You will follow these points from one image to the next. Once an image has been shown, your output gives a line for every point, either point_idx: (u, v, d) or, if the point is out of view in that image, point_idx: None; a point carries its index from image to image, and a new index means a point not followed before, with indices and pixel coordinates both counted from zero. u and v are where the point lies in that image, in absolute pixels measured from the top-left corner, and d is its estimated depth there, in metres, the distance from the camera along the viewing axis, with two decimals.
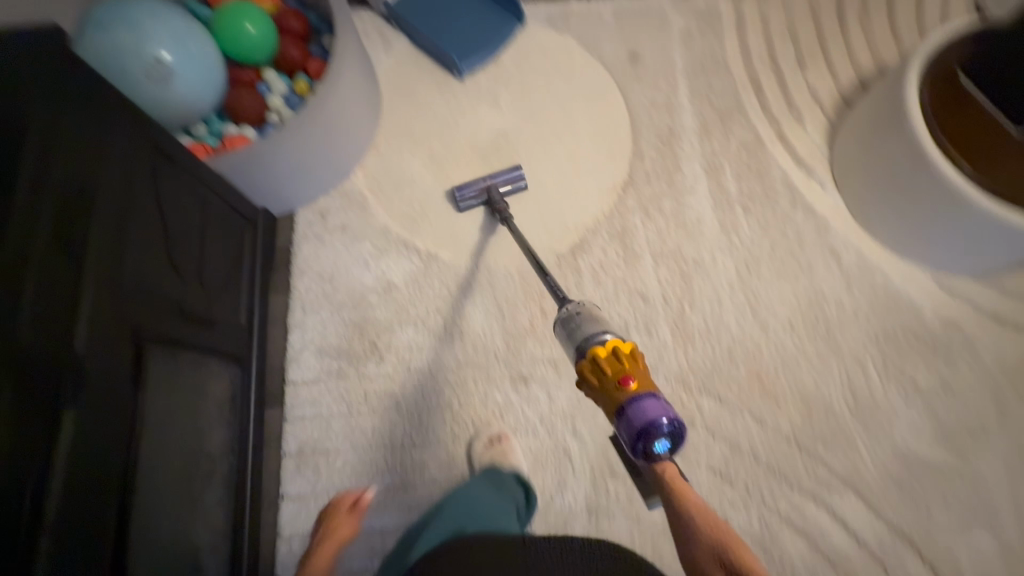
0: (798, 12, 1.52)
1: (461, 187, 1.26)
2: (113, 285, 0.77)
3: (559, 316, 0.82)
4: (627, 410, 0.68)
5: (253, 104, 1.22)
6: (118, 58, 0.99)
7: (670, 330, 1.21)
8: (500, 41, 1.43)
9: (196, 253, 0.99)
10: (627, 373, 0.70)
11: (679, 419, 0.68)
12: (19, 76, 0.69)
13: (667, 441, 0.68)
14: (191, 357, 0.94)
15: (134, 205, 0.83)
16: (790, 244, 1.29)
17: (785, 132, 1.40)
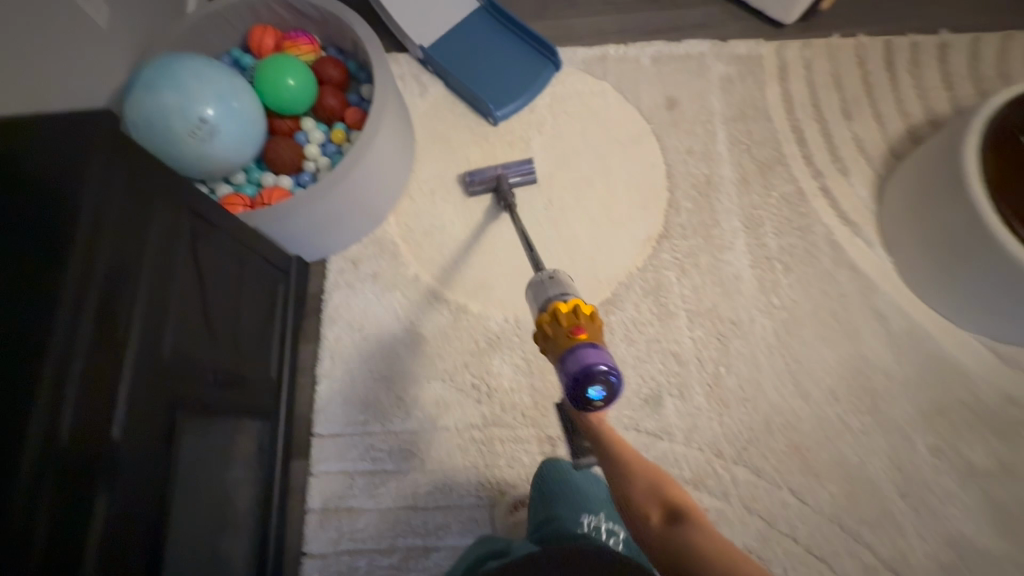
0: (844, 59, 1.47)
1: (473, 173, 1.31)
2: (150, 362, 0.78)
3: (532, 279, 0.89)
4: (569, 356, 0.76)
5: (291, 154, 1.24)
6: (164, 119, 1.01)
7: (704, 394, 1.17)
8: (536, 86, 1.41)
9: (231, 311, 1.00)
10: (578, 325, 0.79)
11: (615, 370, 0.75)
12: (74, 161, 0.70)
13: (601, 388, 0.75)
14: (220, 418, 0.95)
15: (173, 273, 0.84)
16: (833, 306, 1.23)
17: (829, 186, 1.35)
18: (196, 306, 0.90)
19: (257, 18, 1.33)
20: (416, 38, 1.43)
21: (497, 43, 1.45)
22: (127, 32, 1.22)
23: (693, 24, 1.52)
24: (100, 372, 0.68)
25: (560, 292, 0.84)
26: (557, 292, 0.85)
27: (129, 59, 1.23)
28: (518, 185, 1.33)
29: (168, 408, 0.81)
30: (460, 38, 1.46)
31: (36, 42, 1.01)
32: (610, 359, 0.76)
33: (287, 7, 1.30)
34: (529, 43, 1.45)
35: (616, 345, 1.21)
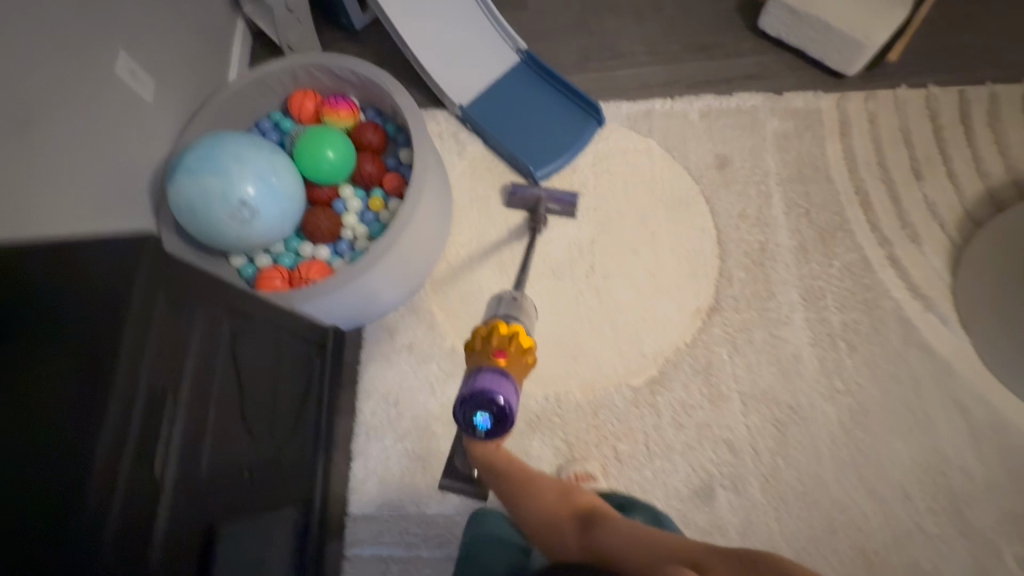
0: (913, 112, 1.36)
1: (519, 187, 1.32)
2: (188, 476, 0.75)
3: (499, 294, 1.08)
4: (480, 371, 0.89)
5: (328, 223, 1.21)
6: (206, 204, 1.01)
7: (760, 488, 1.09)
8: (578, 144, 1.36)
9: (270, 399, 0.97)
10: (502, 350, 0.91)
11: (507, 405, 0.87)
12: (119, 276, 0.68)
13: (486, 414, 0.87)
14: (258, 517, 0.91)
15: (212, 381, 0.81)
16: (905, 391, 1.13)
17: (899, 255, 1.24)
18: (235, 408, 0.87)
19: (298, 85, 1.33)
20: (455, 96, 1.40)
21: (537, 98, 1.41)
22: (172, 108, 1.23)
23: (745, 75, 1.44)
24: (134, 508, 0.63)
25: (512, 315, 1.01)
26: (506, 314, 1.01)
27: (173, 134, 1.23)
28: (556, 214, 1.33)
29: (202, 526, 0.77)
30: (499, 93, 1.42)
31: (84, 131, 1.01)
32: (511, 391, 0.88)
33: (327, 73, 1.29)
34: (570, 98, 1.41)
35: (664, 430, 1.14)
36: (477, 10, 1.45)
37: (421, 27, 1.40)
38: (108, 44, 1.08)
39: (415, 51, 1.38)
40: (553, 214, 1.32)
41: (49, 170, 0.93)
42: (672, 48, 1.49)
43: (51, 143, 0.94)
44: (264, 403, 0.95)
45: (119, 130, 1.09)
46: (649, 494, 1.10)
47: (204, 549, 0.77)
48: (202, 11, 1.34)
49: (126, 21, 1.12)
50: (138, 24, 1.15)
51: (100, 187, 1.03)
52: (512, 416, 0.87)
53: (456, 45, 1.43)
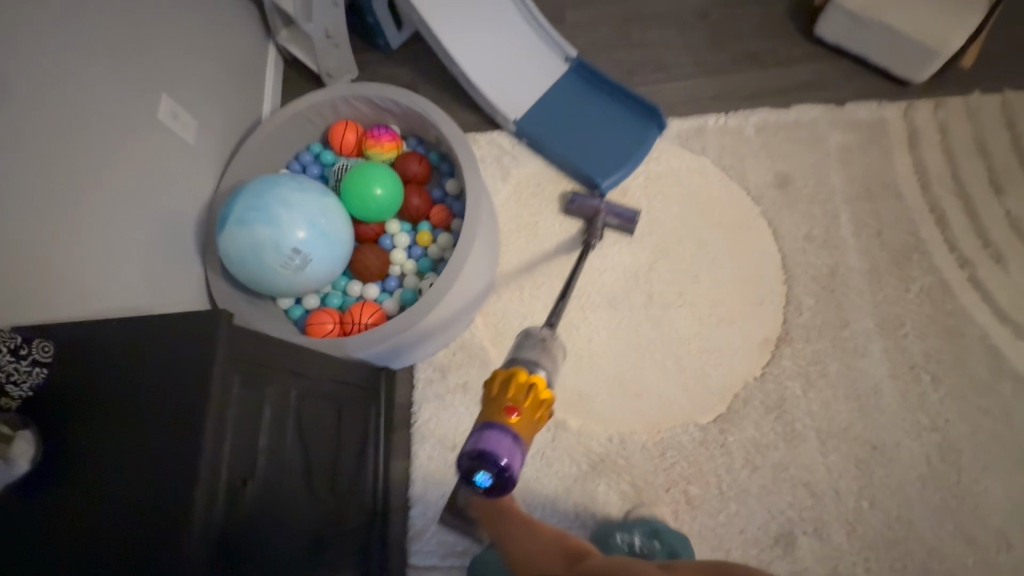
0: (987, 119, 1.28)
1: (579, 196, 1.26)
2: (262, 561, 0.72)
3: (528, 330, 0.87)
4: (488, 428, 0.72)
5: (376, 261, 1.17)
6: (257, 254, 0.97)
7: (845, 533, 1.03)
8: (643, 150, 1.30)
9: (332, 459, 0.93)
10: (516, 408, 0.73)
11: (512, 472, 0.70)
12: (189, 363, 0.64)
13: (488, 477, 0.71)
14: None
15: (280, 452, 0.78)
16: (997, 426, 1.06)
17: (981, 277, 1.16)
18: (300, 474, 0.83)
19: (337, 116, 1.28)
20: (509, 111, 1.35)
21: (592, 108, 1.35)
22: (211, 148, 1.20)
23: (802, 84, 1.36)
24: None
25: (534, 360, 0.80)
26: (526, 357, 0.80)
27: (214, 176, 1.20)
28: (615, 228, 1.26)
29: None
30: (553, 105, 1.36)
31: (129, 183, 0.98)
32: (518, 458, 0.71)
33: (368, 103, 1.24)
34: (628, 102, 1.34)
35: (737, 472, 1.09)
36: (523, 22, 1.40)
37: (468, 43, 1.35)
38: (146, 91, 1.04)
39: (463, 65, 1.33)
40: (611, 228, 1.26)
41: (96, 230, 0.90)
42: (720, 58, 1.41)
43: (97, 201, 0.91)
44: (328, 462, 0.92)
45: (161, 178, 1.05)
46: (726, 541, 1.05)
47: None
48: (234, 44, 1.30)
49: (164, 64, 1.09)
50: (176, 66, 1.12)
51: (147, 241, 1.00)
52: (515, 485, 0.71)
53: (504, 59, 1.38)
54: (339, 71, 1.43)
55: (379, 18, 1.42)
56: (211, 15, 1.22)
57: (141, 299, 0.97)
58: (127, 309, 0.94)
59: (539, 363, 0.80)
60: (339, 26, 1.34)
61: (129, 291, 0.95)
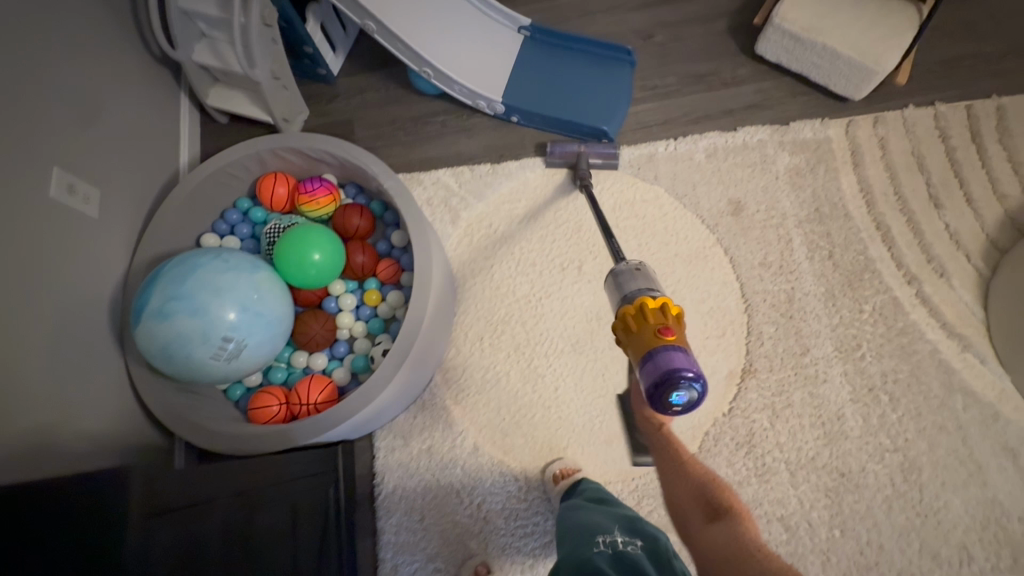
0: (923, 134, 1.30)
1: (556, 144, 1.29)
2: None
3: (616, 268, 0.86)
4: (657, 354, 0.71)
5: (321, 329, 1.09)
6: (183, 347, 0.88)
7: (820, 564, 1.04)
8: (626, 85, 1.32)
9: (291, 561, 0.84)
10: (666, 326, 0.73)
11: (703, 378, 0.70)
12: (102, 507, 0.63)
13: (684, 394, 0.70)
14: None
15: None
16: (953, 441, 1.09)
17: (928, 293, 1.19)
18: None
19: (264, 168, 1.17)
20: (491, 93, 1.31)
21: (569, 71, 1.34)
22: (118, 220, 1.07)
23: (747, 105, 1.35)
24: None
25: (643, 288, 0.80)
26: (636, 289, 0.80)
27: (126, 249, 1.08)
28: (600, 167, 1.30)
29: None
30: (530, 80, 1.34)
31: (25, 279, 0.86)
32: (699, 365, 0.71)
33: (299, 154, 1.14)
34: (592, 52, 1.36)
35: None
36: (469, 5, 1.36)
37: (429, 37, 1.28)
38: (33, 164, 0.91)
39: (434, 60, 1.26)
40: (596, 169, 1.30)
41: None
42: (666, 81, 1.38)
43: None
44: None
45: (58, 264, 0.92)
46: None
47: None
48: (138, 97, 1.17)
49: (51, 130, 0.95)
50: (65, 130, 0.98)
51: (48, 342, 0.88)
52: (707, 392, 0.71)
53: (466, 48, 1.33)
54: (291, 114, 1.33)
55: (317, 45, 1.32)
56: (108, 70, 1.10)
57: (43, 412, 0.85)
58: (28, 428, 0.82)
59: (649, 288, 0.81)
60: (283, 65, 1.27)
61: (26, 407, 0.82)
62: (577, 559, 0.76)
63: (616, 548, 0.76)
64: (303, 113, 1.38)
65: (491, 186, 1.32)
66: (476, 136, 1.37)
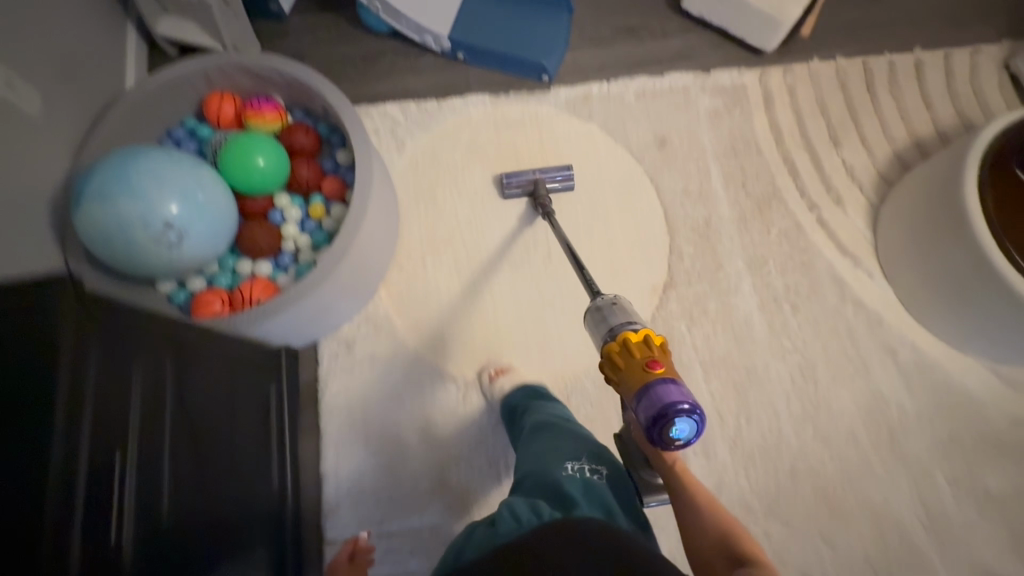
0: (825, 84, 1.46)
1: (511, 175, 1.30)
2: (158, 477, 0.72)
3: (592, 303, 0.84)
4: (648, 389, 0.69)
5: (266, 237, 1.13)
6: (124, 231, 0.92)
7: (728, 449, 1.16)
8: (565, 27, 1.42)
9: (227, 425, 0.91)
10: (654, 360, 0.72)
11: (699, 407, 0.68)
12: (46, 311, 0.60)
13: (682, 427, 0.68)
14: (233, 536, 0.86)
15: (157, 453, 0.73)
16: (844, 343, 1.23)
17: (826, 218, 1.34)
18: (191, 470, 0.79)
19: (211, 87, 1.21)
20: (437, 29, 1.39)
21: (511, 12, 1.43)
22: (63, 128, 1.09)
23: (673, 54, 1.47)
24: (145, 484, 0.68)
25: (625, 321, 0.78)
26: (619, 323, 0.78)
27: (70, 155, 1.10)
28: (555, 192, 1.32)
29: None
30: (475, 16, 1.41)
31: None
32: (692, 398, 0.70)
33: (246, 73, 1.18)
34: None
35: None
36: None
37: None
38: None
39: None
40: (552, 193, 1.32)
41: None
42: (600, 30, 1.49)
43: None
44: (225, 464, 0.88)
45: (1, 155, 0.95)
46: None
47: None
48: (84, 13, 1.19)
49: None
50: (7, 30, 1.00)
51: None
52: (705, 422, 0.69)
53: None
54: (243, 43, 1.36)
55: None
56: None
57: None
58: None
59: (631, 321, 0.79)
60: None
61: None
62: (546, 480, 0.80)
63: (585, 478, 0.81)
64: (254, 44, 1.40)
65: (436, 120, 1.40)
66: (423, 75, 1.44)
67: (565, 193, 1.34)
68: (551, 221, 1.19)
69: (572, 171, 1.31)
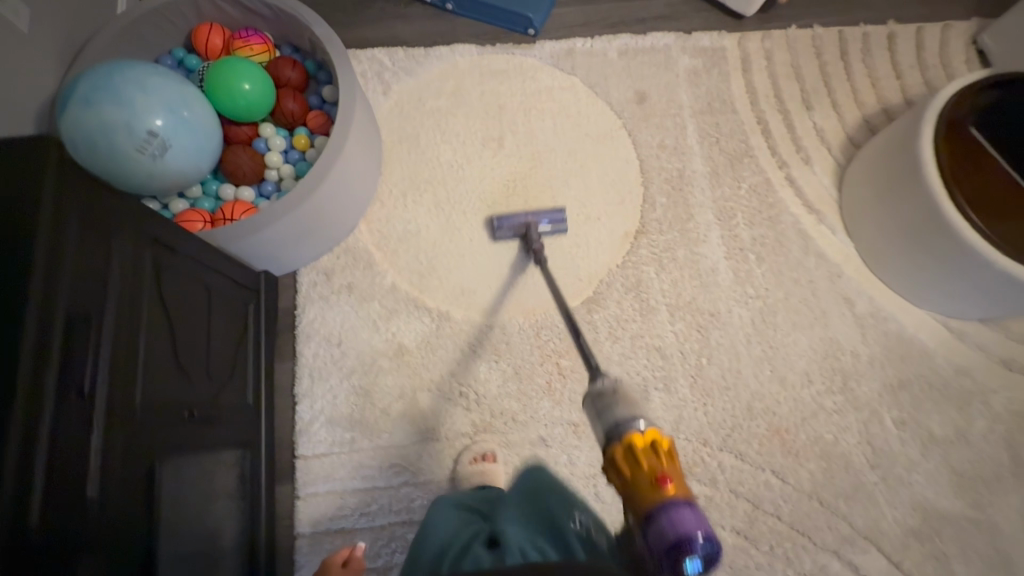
0: (802, 51, 1.50)
1: (502, 219, 1.26)
2: (130, 346, 0.76)
3: (591, 389, 0.74)
4: (658, 515, 0.59)
5: (250, 163, 1.16)
6: (106, 135, 0.94)
7: (689, 385, 1.21)
8: None
9: (202, 324, 0.96)
10: (664, 474, 0.61)
11: (717, 540, 0.58)
12: (34, 170, 0.64)
13: (699, 563, 0.58)
14: (198, 424, 0.91)
15: (135, 338, 0.77)
16: (804, 292, 1.29)
17: (795, 176, 1.39)
18: (168, 360, 0.85)
19: (201, 18, 1.24)
20: None
21: None
22: (51, 46, 1.12)
23: (657, 16, 1.52)
24: (119, 345, 0.74)
25: (627, 416, 0.68)
26: (620, 420, 0.68)
27: (59, 71, 1.13)
28: (548, 235, 1.29)
29: (147, 503, 0.77)
30: None
31: None
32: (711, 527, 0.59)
33: (235, 5, 1.21)
34: None
35: (601, 343, 1.23)
36: None
37: None
38: None
39: None
40: (545, 236, 1.29)
41: None
42: None
43: None
44: (202, 363, 0.95)
45: None
46: None
47: (147, 513, 0.76)
48: None
49: None
50: None
51: None
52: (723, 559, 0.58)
53: None
54: None
55: None
56: None
57: None
58: None
59: (635, 415, 0.68)
60: None
61: None
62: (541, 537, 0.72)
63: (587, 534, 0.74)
64: None
65: (422, 66, 1.43)
66: (412, 23, 1.47)
67: (557, 236, 1.31)
68: (545, 269, 1.15)
69: (564, 214, 1.28)
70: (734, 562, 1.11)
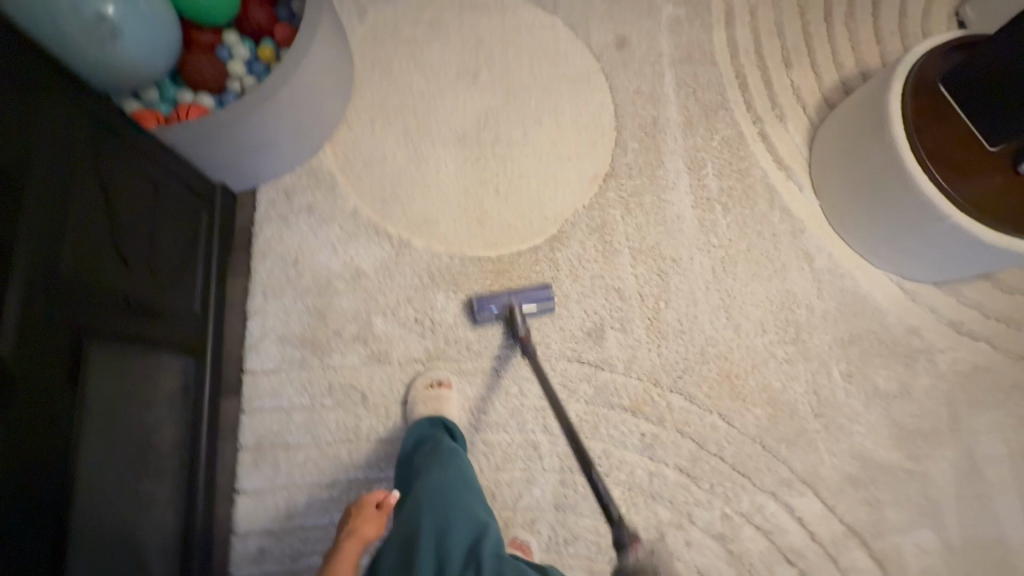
0: (786, 9, 1.49)
1: (483, 302, 1.15)
2: (60, 213, 0.73)
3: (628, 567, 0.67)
4: None
5: (211, 70, 1.12)
6: (52, 15, 0.86)
7: (645, 328, 1.22)
8: None
9: (145, 220, 0.93)
10: None
11: None
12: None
13: None
14: (140, 318, 0.90)
15: (65, 212, 0.74)
16: (766, 245, 1.29)
17: (767, 131, 1.39)
18: (104, 245, 0.82)
19: None
20: None
21: None
22: None
23: None
24: (48, 212, 0.71)
25: None
26: None
27: None
28: (533, 314, 1.18)
29: (72, 381, 0.74)
30: None
31: None
32: None
33: None
34: None
35: (561, 281, 1.23)
36: None
37: None
38: None
39: None
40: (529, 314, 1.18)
41: None
42: None
43: None
44: (143, 258, 0.92)
45: None
46: (547, 337, 1.20)
47: (73, 391, 0.74)
48: None
49: None
50: None
51: None
52: None
53: None
54: None
55: None
56: None
57: None
58: None
59: None
60: None
61: None
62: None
63: None
64: None
65: None
66: None
67: (544, 314, 1.20)
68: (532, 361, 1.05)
69: (550, 291, 1.18)
70: (675, 498, 1.14)
